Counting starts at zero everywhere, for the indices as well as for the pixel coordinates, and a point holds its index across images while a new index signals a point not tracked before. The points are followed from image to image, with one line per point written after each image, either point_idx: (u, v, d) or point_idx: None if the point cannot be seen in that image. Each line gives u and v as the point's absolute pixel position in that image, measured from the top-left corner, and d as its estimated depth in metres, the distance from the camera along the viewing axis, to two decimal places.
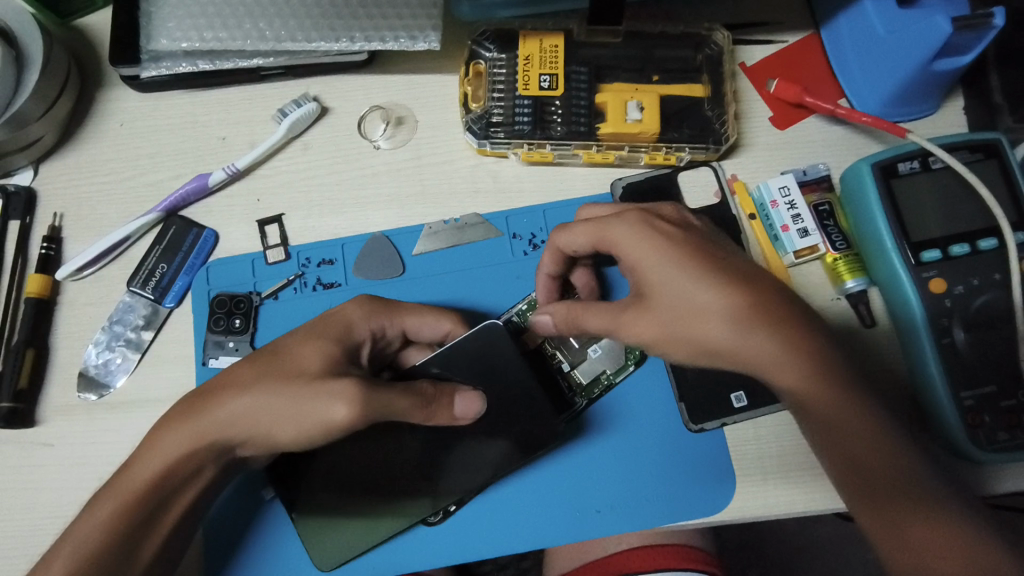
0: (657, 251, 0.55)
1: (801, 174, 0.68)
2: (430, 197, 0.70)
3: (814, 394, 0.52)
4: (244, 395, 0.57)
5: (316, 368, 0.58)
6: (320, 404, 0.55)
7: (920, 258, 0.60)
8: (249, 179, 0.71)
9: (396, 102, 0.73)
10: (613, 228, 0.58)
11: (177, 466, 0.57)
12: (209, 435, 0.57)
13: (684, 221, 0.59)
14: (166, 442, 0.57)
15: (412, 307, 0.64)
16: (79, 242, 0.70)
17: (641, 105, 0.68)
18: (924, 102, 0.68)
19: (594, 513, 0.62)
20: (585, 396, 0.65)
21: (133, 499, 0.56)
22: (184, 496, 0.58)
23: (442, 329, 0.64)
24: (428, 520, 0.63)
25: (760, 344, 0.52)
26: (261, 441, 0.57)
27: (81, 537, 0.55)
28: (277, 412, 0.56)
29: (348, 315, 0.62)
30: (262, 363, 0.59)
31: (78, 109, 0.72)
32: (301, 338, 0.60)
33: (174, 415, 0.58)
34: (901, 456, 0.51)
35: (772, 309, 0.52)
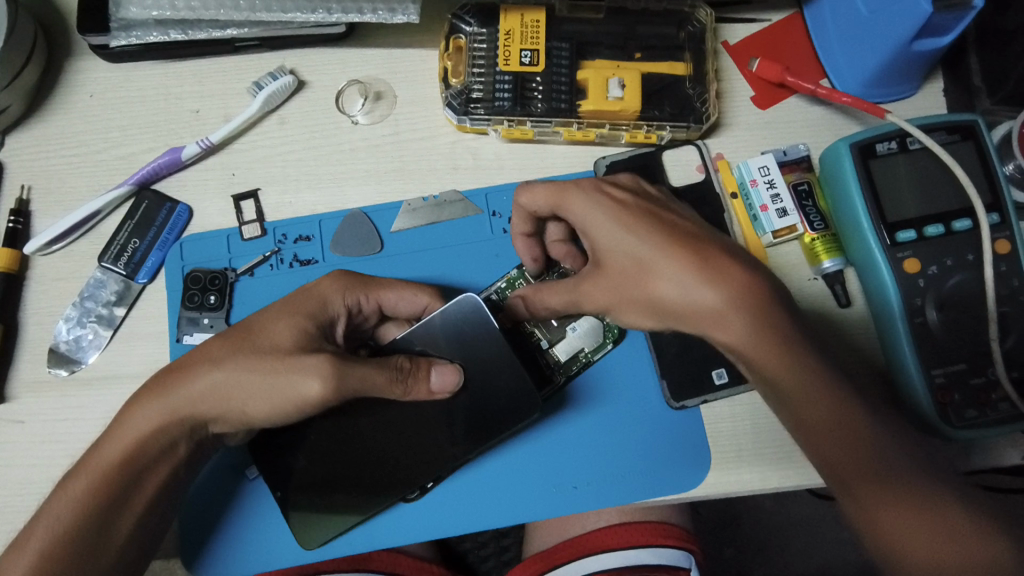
0: (612, 218, 0.56)
1: (781, 155, 0.68)
2: (409, 173, 0.70)
3: (771, 357, 0.51)
4: (215, 370, 0.56)
5: (289, 345, 0.57)
6: (294, 380, 0.55)
7: (895, 238, 0.61)
8: (224, 153, 0.70)
9: (375, 76, 0.71)
10: (571, 198, 0.58)
11: (150, 442, 0.56)
12: (181, 411, 0.56)
13: (642, 191, 0.60)
14: (137, 419, 0.56)
15: (389, 282, 0.63)
16: (48, 216, 0.68)
17: (622, 83, 0.67)
18: (904, 84, 0.68)
19: (570, 490, 0.62)
20: (565, 373, 0.65)
21: (106, 477, 0.55)
22: (157, 473, 0.57)
23: (419, 303, 0.64)
24: (406, 498, 0.62)
25: (711, 306, 0.51)
26: (234, 416, 0.57)
27: (53, 516, 0.54)
28: (251, 388, 0.56)
29: (324, 290, 0.61)
30: (234, 340, 0.58)
31: (46, 79, 0.70)
32: (275, 314, 0.59)
33: (145, 391, 0.58)
34: (860, 417, 0.51)
35: (727, 269, 0.52)
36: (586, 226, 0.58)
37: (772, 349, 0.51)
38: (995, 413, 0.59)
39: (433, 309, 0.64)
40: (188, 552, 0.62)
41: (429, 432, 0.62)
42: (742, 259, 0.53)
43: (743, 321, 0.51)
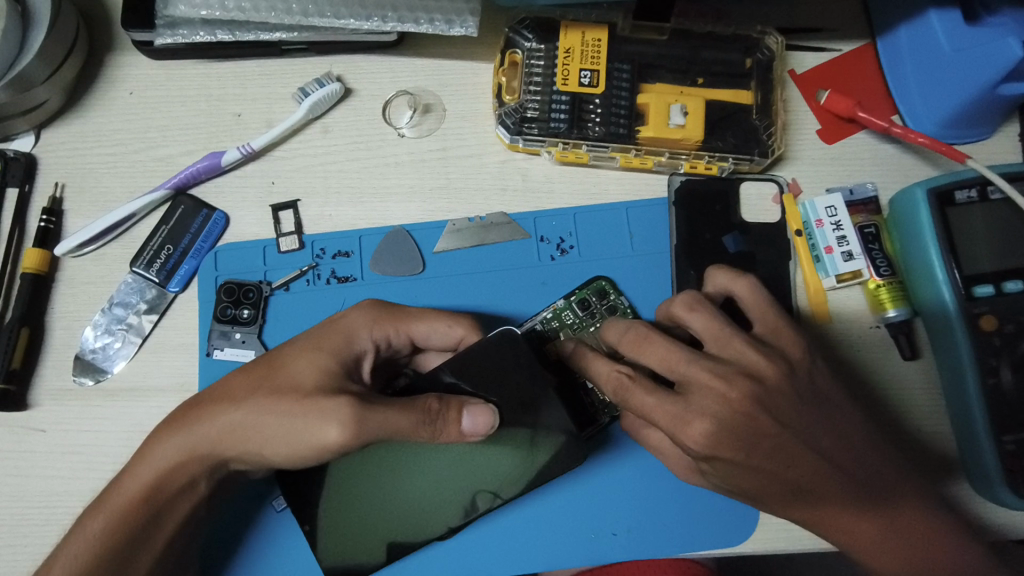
0: (727, 445, 0.49)
1: (847, 194, 0.65)
2: (455, 192, 0.67)
3: (801, 497, 0.52)
4: (233, 410, 0.54)
5: (310, 384, 0.54)
6: (312, 424, 0.52)
7: (971, 292, 0.57)
8: (264, 160, 0.67)
9: (425, 87, 0.69)
10: (692, 426, 0.49)
11: (169, 478, 0.55)
12: (199, 449, 0.55)
13: (765, 378, 0.50)
14: (157, 455, 0.55)
15: (422, 313, 0.60)
16: (81, 216, 0.66)
17: (685, 110, 0.64)
18: (981, 126, 0.64)
19: (610, 537, 0.60)
20: (610, 414, 0.61)
21: (124, 513, 0.54)
22: (177, 508, 0.56)
23: (453, 336, 0.60)
24: (439, 536, 0.60)
25: (754, 474, 0.50)
26: (253, 458, 0.55)
27: (70, 554, 0.53)
28: (268, 431, 0.53)
29: (351, 324, 0.58)
30: (257, 377, 0.55)
31: (85, 73, 0.68)
32: (298, 350, 0.56)
33: (166, 425, 0.56)
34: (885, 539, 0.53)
35: (776, 430, 0.50)
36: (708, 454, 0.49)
37: (812, 491, 0.51)
38: None
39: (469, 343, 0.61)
40: None
41: (465, 466, 0.58)
42: (791, 404, 0.51)
43: (792, 476, 0.51)
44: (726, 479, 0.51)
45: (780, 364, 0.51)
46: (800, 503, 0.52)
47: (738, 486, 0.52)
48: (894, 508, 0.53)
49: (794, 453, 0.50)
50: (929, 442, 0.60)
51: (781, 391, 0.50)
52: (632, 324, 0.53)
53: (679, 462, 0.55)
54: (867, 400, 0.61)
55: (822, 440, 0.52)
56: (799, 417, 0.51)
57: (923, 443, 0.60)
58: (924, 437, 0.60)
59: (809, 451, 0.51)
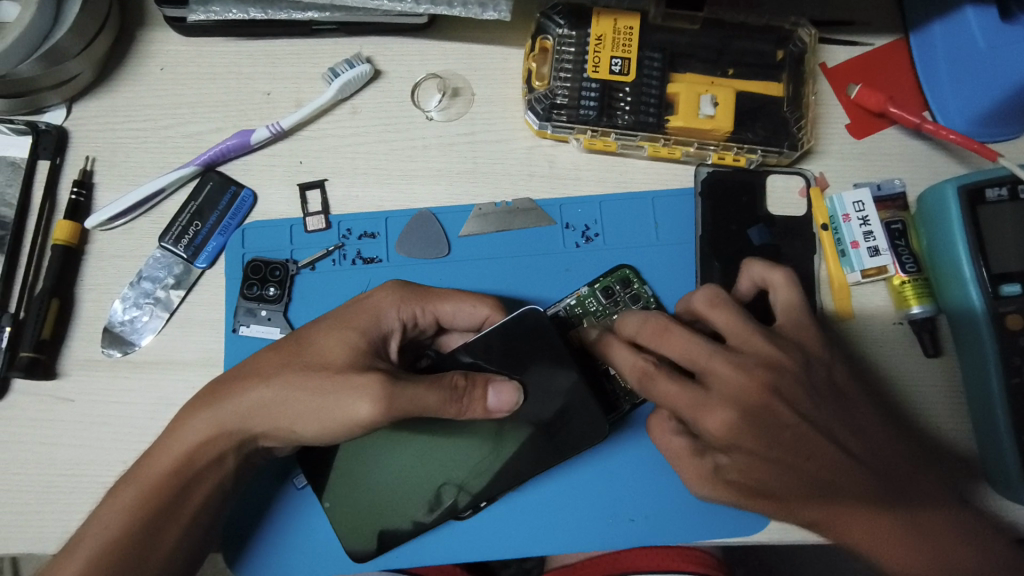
0: (748, 433, 0.49)
1: (875, 189, 0.65)
2: (482, 176, 0.67)
3: (825, 494, 0.51)
4: (263, 387, 0.55)
5: (340, 361, 0.55)
6: (343, 401, 0.53)
7: (999, 291, 0.57)
8: (293, 140, 0.67)
9: (454, 71, 0.69)
10: (712, 413, 0.49)
11: (200, 452, 0.56)
12: (229, 424, 0.55)
13: (782, 368, 0.51)
14: (187, 429, 0.56)
15: (447, 293, 0.60)
16: (111, 190, 0.66)
17: (715, 100, 0.64)
18: (1013, 125, 0.64)
19: (627, 522, 0.60)
20: (630, 401, 0.62)
21: (155, 485, 0.55)
22: (206, 482, 0.57)
23: (478, 316, 0.61)
24: (458, 516, 0.60)
25: (776, 467, 0.50)
26: (283, 433, 0.56)
27: (103, 523, 0.55)
28: (299, 406, 0.54)
29: (378, 302, 0.58)
30: (286, 354, 0.56)
31: (117, 48, 0.68)
32: (327, 327, 0.57)
33: (195, 400, 0.57)
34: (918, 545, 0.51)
35: (796, 419, 0.50)
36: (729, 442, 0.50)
37: (834, 486, 0.51)
38: None
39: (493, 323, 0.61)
40: (231, 550, 0.61)
41: (485, 449, 0.60)
42: (808, 394, 0.51)
43: (810, 467, 0.51)
44: (748, 475, 0.51)
45: (796, 354, 0.52)
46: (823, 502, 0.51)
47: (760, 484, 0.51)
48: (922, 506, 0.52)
49: (813, 445, 0.51)
50: (947, 439, 0.60)
51: (799, 382, 0.51)
52: (651, 316, 0.53)
53: (694, 475, 0.54)
54: (886, 398, 0.61)
55: (839, 432, 0.52)
56: (816, 408, 0.52)
57: (939, 443, 0.60)
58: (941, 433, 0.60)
59: (827, 443, 0.51)
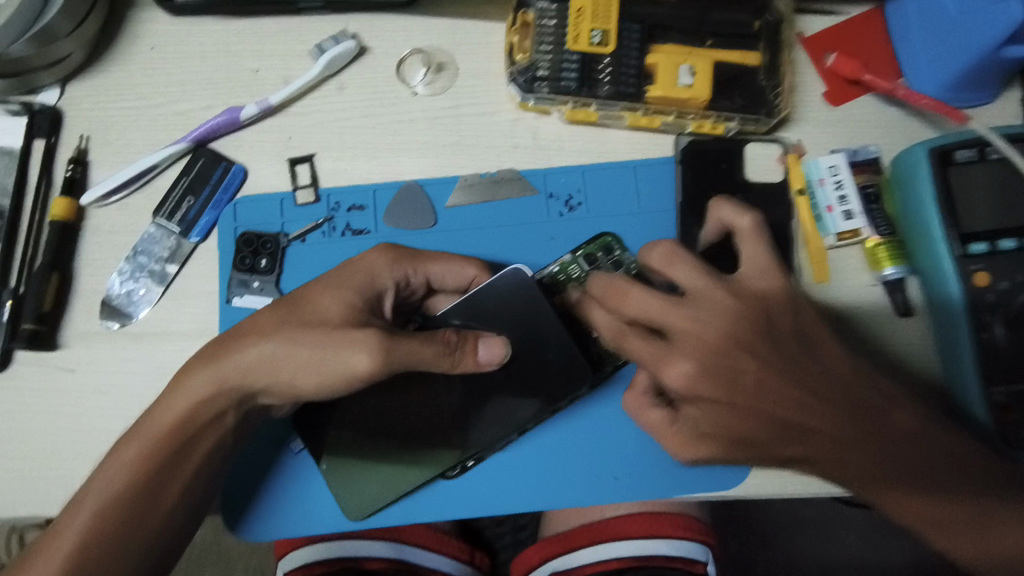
0: (711, 388, 0.52)
1: (851, 155, 0.66)
2: (466, 149, 0.68)
3: (794, 440, 0.54)
4: (263, 344, 0.57)
5: (336, 318, 0.57)
6: (342, 353, 0.55)
7: (968, 250, 0.59)
8: (282, 116, 0.69)
9: (438, 46, 0.70)
10: (670, 368, 0.52)
11: (200, 410, 0.57)
12: (228, 382, 0.57)
13: (745, 323, 0.52)
14: (186, 388, 0.57)
15: (437, 254, 0.62)
16: (105, 167, 0.68)
17: (693, 70, 0.65)
18: (984, 90, 0.66)
19: (610, 479, 0.62)
20: (613, 364, 0.63)
21: (156, 441, 0.57)
22: (205, 441, 0.59)
23: (466, 275, 0.63)
24: (445, 475, 0.63)
25: (745, 421, 0.54)
26: (283, 389, 0.58)
27: (106, 478, 0.56)
28: (300, 361, 0.56)
29: (372, 263, 0.60)
30: (284, 313, 0.58)
31: (108, 29, 0.69)
32: (323, 288, 0.59)
33: (194, 360, 0.58)
34: (905, 484, 0.55)
35: (763, 372, 0.52)
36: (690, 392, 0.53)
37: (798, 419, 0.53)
38: None
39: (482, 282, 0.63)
40: (227, 508, 0.63)
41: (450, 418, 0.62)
42: (767, 338, 0.53)
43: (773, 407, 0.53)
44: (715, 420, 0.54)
45: (757, 304, 0.53)
46: (796, 449, 0.55)
47: (728, 433, 0.55)
48: (892, 439, 0.55)
49: (779, 388, 0.53)
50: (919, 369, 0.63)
51: (766, 336, 0.53)
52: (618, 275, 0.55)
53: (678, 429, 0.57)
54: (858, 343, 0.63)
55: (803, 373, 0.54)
56: (782, 359, 0.53)
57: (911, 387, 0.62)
58: (912, 371, 0.63)
59: (787, 381, 0.53)
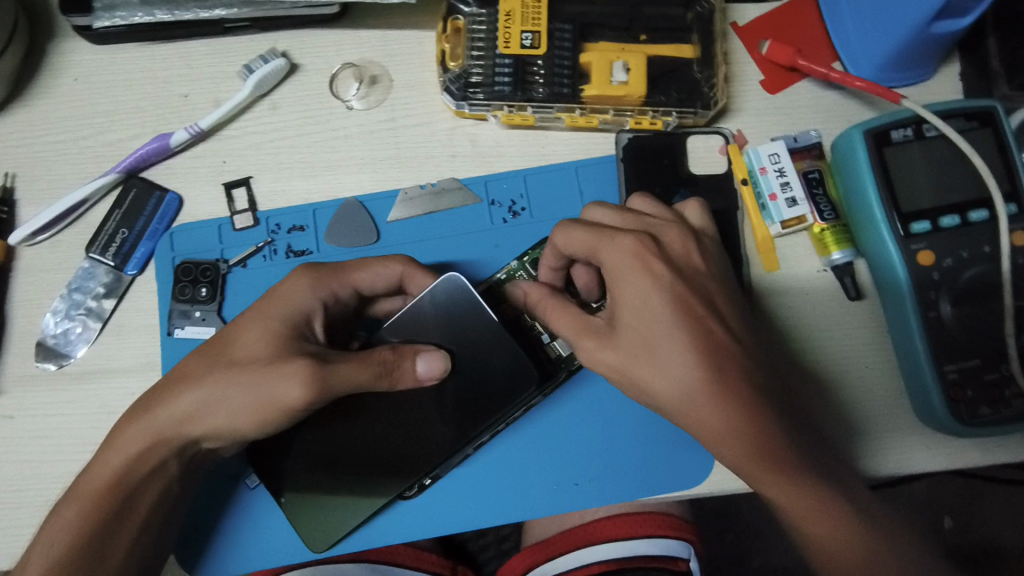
0: (641, 298, 0.50)
1: (791, 141, 0.66)
2: (406, 161, 0.67)
3: (708, 399, 0.49)
4: (193, 391, 0.55)
5: (266, 353, 0.55)
6: (276, 389, 0.54)
7: (909, 229, 0.59)
8: (214, 140, 0.67)
9: (370, 58, 0.69)
10: (607, 250, 0.52)
11: (136, 465, 0.56)
12: (164, 433, 0.56)
13: (684, 265, 0.53)
14: (122, 441, 0.56)
15: (358, 262, 0.60)
16: (34, 205, 0.66)
17: (627, 66, 0.64)
18: (919, 68, 0.65)
19: (571, 487, 0.61)
20: (565, 368, 0.62)
21: (97, 499, 0.55)
22: (149, 493, 0.57)
23: (393, 272, 0.60)
24: (404, 495, 0.61)
25: (669, 355, 0.49)
26: (222, 432, 0.56)
27: (47, 543, 0.54)
28: (234, 403, 0.55)
29: (293, 288, 0.58)
30: (210, 357, 0.56)
31: (28, 62, 0.67)
32: (247, 322, 0.57)
33: (129, 413, 0.57)
34: (806, 475, 0.49)
35: (703, 312, 0.51)
36: (616, 307, 0.52)
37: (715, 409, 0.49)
38: (1007, 411, 0.57)
39: (423, 285, 0.61)
40: (182, 550, 0.61)
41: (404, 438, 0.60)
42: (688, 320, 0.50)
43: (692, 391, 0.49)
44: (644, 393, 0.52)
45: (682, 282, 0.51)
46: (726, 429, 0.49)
47: (638, 373, 0.50)
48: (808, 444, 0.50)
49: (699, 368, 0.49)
50: (870, 353, 0.63)
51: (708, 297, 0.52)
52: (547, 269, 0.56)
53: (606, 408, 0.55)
54: (810, 330, 0.63)
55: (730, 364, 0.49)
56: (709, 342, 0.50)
57: (862, 372, 0.62)
58: (865, 354, 0.63)
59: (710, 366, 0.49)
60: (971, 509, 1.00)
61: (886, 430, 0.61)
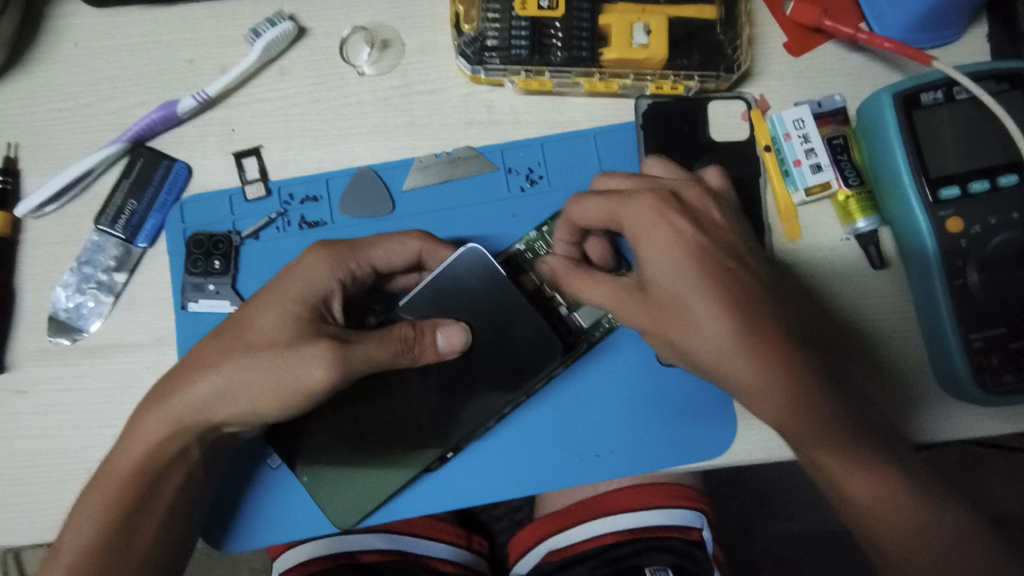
0: (668, 259, 0.49)
1: (816, 106, 0.64)
2: (420, 129, 0.66)
3: (745, 366, 0.48)
4: (212, 376, 0.55)
5: (285, 336, 0.54)
6: (297, 372, 0.53)
7: (939, 196, 0.57)
8: (222, 107, 0.65)
9: (380, 22, 0.67)
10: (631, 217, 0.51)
11: (159, 451, 0.56)
12: (185, 419, 0.55)
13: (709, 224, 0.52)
14: (142, 429, 0.56)
15: (376, 238, 0.59)
16: (39, 176, 0.64)
17: (648, 28, 0.62)
18: (947, 28, 0.64)
19: (593, 458, 0.61)
20: (586, 340, 0.62)
21: (122, 487, 0.55)
22: (173, 479, 0.57)
23: (411, 250, 0.60)
24: (428, 469, 0.61)
25: (699, 312, 0.48)
26: (242, 416, 0.56)
27: (77, 529, 0.55)
28: (255, 389, 0.54)
29: (311, 266, 0.57)
30: (228, 341, 0.55)
31: (26, 27, 0.65)
32: (264, 304, 0.56)
33: (147, 400, 0.57)
34: (842, 426, 0.49)
35: (738, 278, 0.49)
36: (641, 265, 0.51)
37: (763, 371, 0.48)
38: None
39: (444, 259, 0.60)
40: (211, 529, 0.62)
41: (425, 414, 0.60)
42: (724, 284, 0.49)
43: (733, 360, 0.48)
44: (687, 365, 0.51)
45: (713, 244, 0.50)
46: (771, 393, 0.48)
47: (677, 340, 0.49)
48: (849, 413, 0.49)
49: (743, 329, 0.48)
50: (896, 325, 0.62)
51: (734, 254, 0.51)
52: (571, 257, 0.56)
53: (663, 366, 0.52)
54: (833, 300, 0.62)
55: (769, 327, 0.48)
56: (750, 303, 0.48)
57: (888, 345, 0.62)
58: (890, 326, 0.62)
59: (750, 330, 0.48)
60: (978, 476, 1.01)
61: (909, 400, 0.61)
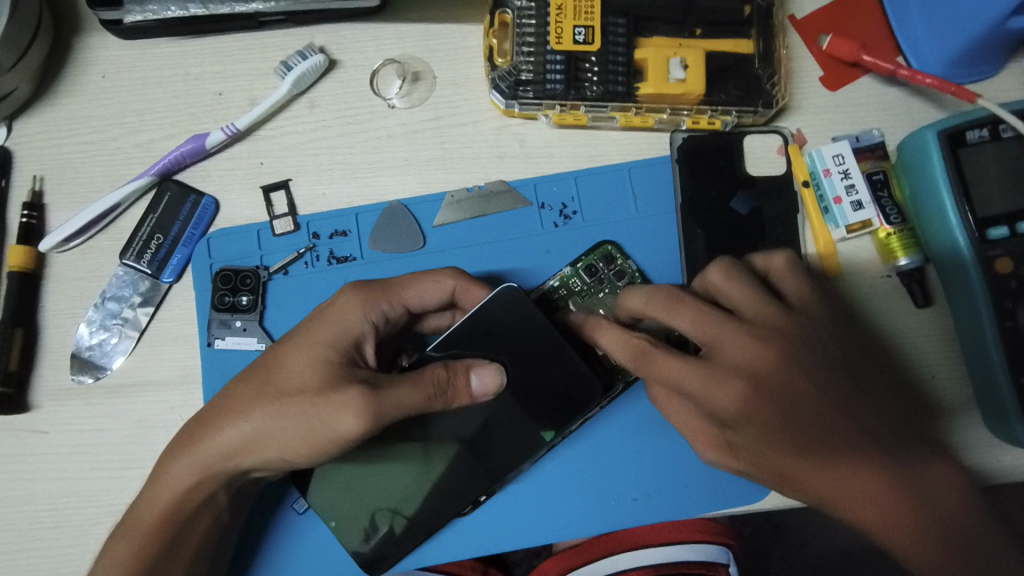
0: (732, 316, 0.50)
1: (853, 141, 0.63)
2: (451, 163, 0.65)
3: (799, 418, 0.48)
4: (241, 423, 0.53)
5: (314, 381, 0.53)
6: (328, 419, 0.52)
7: (986, 235, 0.56)
8: (250, 140, 0.64)
9: (411, 54, 0.66)
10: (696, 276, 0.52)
11: (187, 498, 0.55)
12: (212, 465, 0.54)
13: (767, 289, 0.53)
14: (170, 476, 0.54)
15: (408, 278, 0.58)
16: (63, 209, 0.63)
17: (684, 63, 0.62)
18: (987, 64, 0.63)
19: (630, 502, 0.59)
20: (624, 378, 0.60)
21: (149, 534, 0.54)
22: (199, 525, 0.56)
23: (445, 288, 0.58)
24: (460, 513, 0.59)
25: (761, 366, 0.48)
26: (271, 463, 0.54)
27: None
28: (284, 435, 0.53)
29: (341, 306, 0.55)
30: (256, 387, 0.54)
31: (54, 59, 0.64)
32: (293, 347, 0.54)
33: (174, 445, 0.55)
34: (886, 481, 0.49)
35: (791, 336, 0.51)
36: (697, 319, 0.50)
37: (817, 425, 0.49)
38: None
39: (478, 298, 0.59)
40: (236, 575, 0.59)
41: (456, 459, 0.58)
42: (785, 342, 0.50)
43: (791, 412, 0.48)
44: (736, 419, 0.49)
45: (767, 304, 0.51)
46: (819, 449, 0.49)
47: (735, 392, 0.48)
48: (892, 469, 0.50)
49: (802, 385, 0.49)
50: (939, 364, 0.60)
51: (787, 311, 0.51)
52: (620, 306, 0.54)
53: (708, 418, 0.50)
54: (875, 339, 0.61)
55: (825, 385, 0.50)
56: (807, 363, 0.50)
57: (931, 386, 0.60)
58: (933, 365, 0.60)
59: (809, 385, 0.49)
60: None
61: (957, 443, 0.59)
